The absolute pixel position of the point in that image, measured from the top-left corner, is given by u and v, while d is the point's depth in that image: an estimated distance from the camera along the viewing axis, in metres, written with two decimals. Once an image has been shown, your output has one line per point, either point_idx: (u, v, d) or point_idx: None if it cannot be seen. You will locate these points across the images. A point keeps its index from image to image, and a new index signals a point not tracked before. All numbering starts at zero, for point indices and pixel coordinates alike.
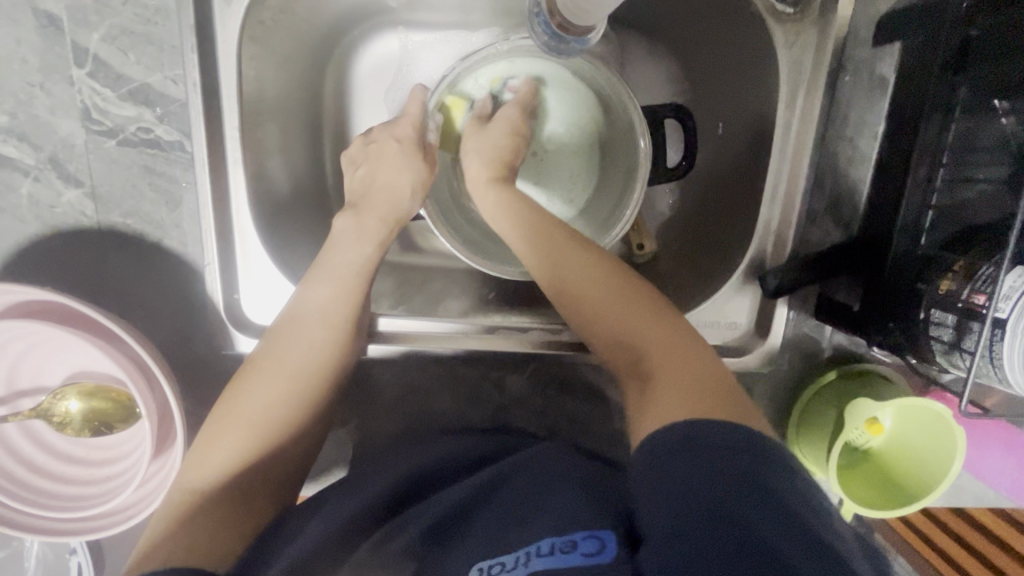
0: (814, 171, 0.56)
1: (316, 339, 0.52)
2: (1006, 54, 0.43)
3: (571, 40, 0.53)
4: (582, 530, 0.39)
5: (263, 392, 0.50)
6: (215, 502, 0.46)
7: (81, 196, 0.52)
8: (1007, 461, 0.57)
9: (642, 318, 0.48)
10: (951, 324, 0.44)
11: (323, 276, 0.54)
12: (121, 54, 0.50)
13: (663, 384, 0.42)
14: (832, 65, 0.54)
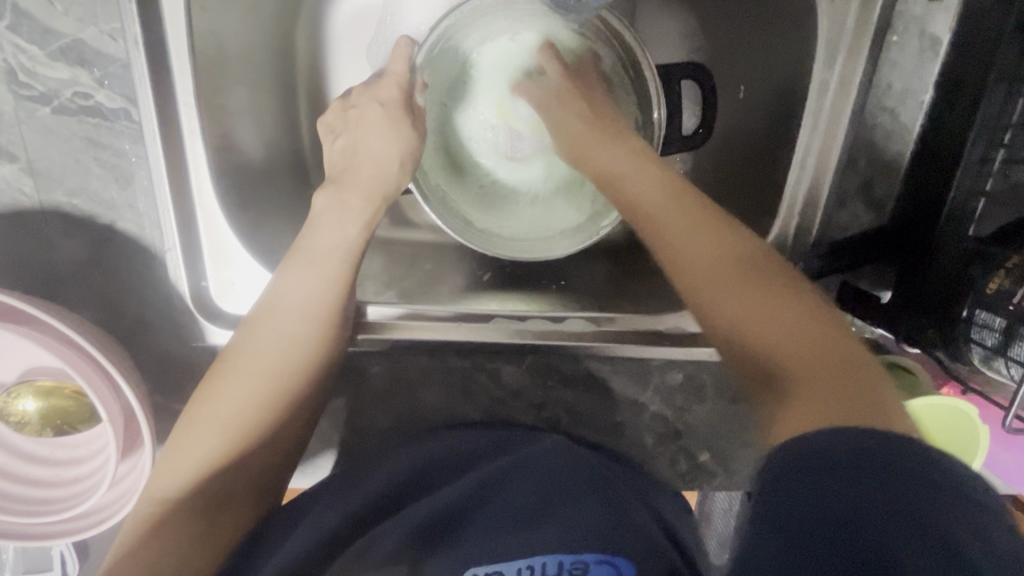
0: (850, 144, 0.50)
1: (297, 332, 0.47)
2: None
3: None
4: (593, 554, 0.41)
5: (240, 390, 0.46)
6: (182, 511, 0.42)
7: (16, 171, 0.46)
8: None
9: (778, 320, 0.36)
10: (998, 328, 0.40)
11: (300, 262, 0.48)
12: (47, 4, 0.42)
13: (799, 389, 0.33)
14: (879, 22, 0.47)
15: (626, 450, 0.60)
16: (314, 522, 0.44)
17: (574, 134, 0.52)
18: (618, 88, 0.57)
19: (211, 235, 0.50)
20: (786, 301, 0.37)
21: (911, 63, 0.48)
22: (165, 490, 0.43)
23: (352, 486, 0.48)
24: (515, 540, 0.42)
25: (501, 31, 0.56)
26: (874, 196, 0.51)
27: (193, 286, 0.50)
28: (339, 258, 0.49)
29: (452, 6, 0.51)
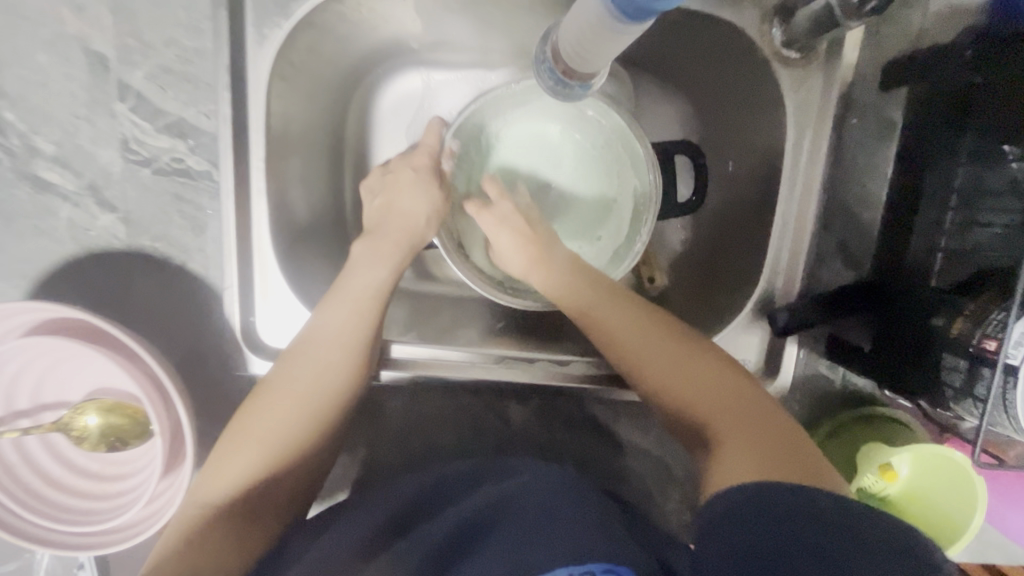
0: (823, 210, 0.56)
1: (332, 363, 0.53)
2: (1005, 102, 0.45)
3: (574, 85, 0.51)
4: (601, 564, 0.41)
5: (281, 417, 0.51)
6: (225, 518, 0.48)
7: (115, 220, 0.55)
8: None
9: (688, 381, 0.51)
10: (964, 368, 0.43)
11: (339, 300, 0.55)
12: (160, 91, 0.53)
13: (736, 446, 0.45)
14: (838, 107, 0.54)
15: (632, 496, 0.62)
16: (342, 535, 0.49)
17: (518, 258, 0.59)
18: (619, 159, 0.66)
19: (264, 278, 0.57)
20: (703, 363, 0.51)
21: (872, 142, 0.55)
22: (211, 499, 0.48)
23: (374, 502, 0.53)
24: (536, 555, 0.43)
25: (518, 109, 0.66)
26: (851, 255, 0.56)
27: (243, 320, 0.57)
28: (371, 299, 0.56)
29: (478, 94, 0.61)
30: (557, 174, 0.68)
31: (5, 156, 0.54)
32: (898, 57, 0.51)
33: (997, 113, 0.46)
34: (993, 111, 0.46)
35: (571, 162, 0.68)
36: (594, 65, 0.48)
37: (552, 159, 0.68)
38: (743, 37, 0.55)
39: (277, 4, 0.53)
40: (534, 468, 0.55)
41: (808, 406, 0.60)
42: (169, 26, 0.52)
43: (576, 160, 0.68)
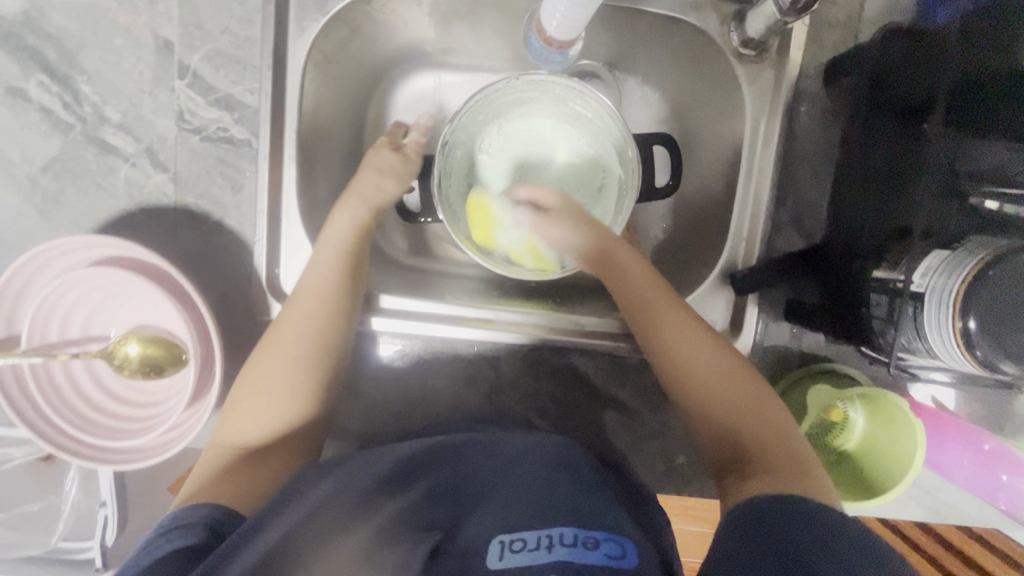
0: (776, 189, 0.64)
1: (307, 306, 0.61)
2: (918, 73, 0.53)
3: (553, 51, 0.60)
4: (603, 533, 0.47)
5: (283, 365, 0.60)
6: (245, 457, 0.58)
7: (165, 179, 0.64)
8: (965, 454, 0.60)
9: (734, 407, 0.56)
10: (885, 303, 0.50)
11: (319, 249, 0.63)
12: (214, 71, 0.63)
13: (763, 472, 0.51)
14: (787, 98, 0.63)
15: (609, 443, 0.70)
16: (345, 479, 0.55)
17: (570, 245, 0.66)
18: (606, 141, 0.74)
19: (289, 235, 0.65)
20: (754, 394, 0.56)
21: (819, 130, 0.64)
22: (231, 437, 0.59)
23: (372, 458, 0.59)
24: (540, 514, 0.50)
25: (514, 95, 0.72)
26: (803, 227, 0.65)
27: (269, 271, 0.65)
28: (342, 252, 0.63)
29: (476, 90, 0.67)
30: (552, 163, 0.76)
31: (79, 122, 0.64)
32: (838, 55, 0.61)
33: (908, 86, 0.53)
34: (905, 85, 0.54)
35: (565, 152, 0.76)
36: (571, 33, 0.56)
37: (547, 149, 0.76)
38: (708, 41, 0.64)
39: (314, 2, 0.63)
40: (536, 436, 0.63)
41: (768, 363, 0.67)
42: (225, 18, 0.63)
43: (570, 151, 0.76)
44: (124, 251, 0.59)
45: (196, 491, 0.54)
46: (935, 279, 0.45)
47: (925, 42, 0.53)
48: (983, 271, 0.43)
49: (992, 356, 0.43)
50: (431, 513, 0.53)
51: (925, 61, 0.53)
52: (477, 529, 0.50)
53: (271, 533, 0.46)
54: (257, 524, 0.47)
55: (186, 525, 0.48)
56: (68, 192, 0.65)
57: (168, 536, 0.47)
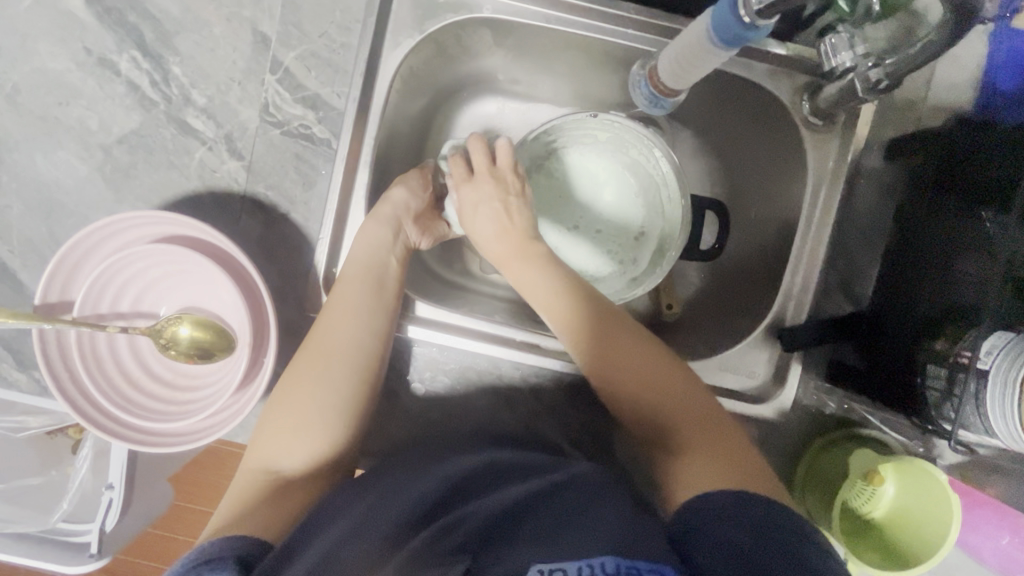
0: (829, 251, 0.67)
1: (352, 324, 0.61)
2: (983, 160, 0.57)
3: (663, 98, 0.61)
4: (646, 563, 0.44)
5: (318, 383, 0.59)
6: (286, 487, 0.56)
7: (239, 167, 0.65)
8: (1000, 533, 0.62)
9: (647, 387, 0.58)
10: (943, 376, 0.52)
11: (351, 265, 0.63)
12: (306, 71, 0.65)
13: (694, 450, 0.54)
14: (849, 170, 0.66)
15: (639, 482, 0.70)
16: (369, 521, 0.51)
17: (501, 246, 0.64)
18: (653, 193, 0.74)
19: (353, 236, 0.66)
20: (666, 366, 0.59)
21: (874, 201, 0.66)
22: (270, 463, 0.57)
23: (396, 492, 0.56)
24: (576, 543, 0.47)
25: (577, 136, 0.73)
26: (852, 293, 0.67)
27: (327, 269, 0.65)
28: (374, 271, 0.63)
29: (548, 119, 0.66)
30: (600, 200, 0.76)
31: (163, 101, 0.64)
32: (902, 135, 0.65)
33: (974, 173, 0.57)
34: (970, 172, 0.57)
35: (614, 192, 0.76)
36: (688, 83, 0.58)
37: (596, 188, 0.76)
38: (780, 107, 0.67)
39: (413, 20, 0.65)
40: (567, 469, 0.58)
41: (806, 420, 0.68)
42: (325, 23, 0.65)
43: (618, 192, 0.76)
44: (196, 231, 0.60)
45: (232, 522, 0.51)
46: (999, 356, 0.46)
47: (985, 134, 0.58)
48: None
49: None
50: (464, 533, 0.51)
51: (991, 153, 0.56)
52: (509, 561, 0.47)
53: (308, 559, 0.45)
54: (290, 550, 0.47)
55: (218, 558, 0.44)
56: (139, 166, 0.65)
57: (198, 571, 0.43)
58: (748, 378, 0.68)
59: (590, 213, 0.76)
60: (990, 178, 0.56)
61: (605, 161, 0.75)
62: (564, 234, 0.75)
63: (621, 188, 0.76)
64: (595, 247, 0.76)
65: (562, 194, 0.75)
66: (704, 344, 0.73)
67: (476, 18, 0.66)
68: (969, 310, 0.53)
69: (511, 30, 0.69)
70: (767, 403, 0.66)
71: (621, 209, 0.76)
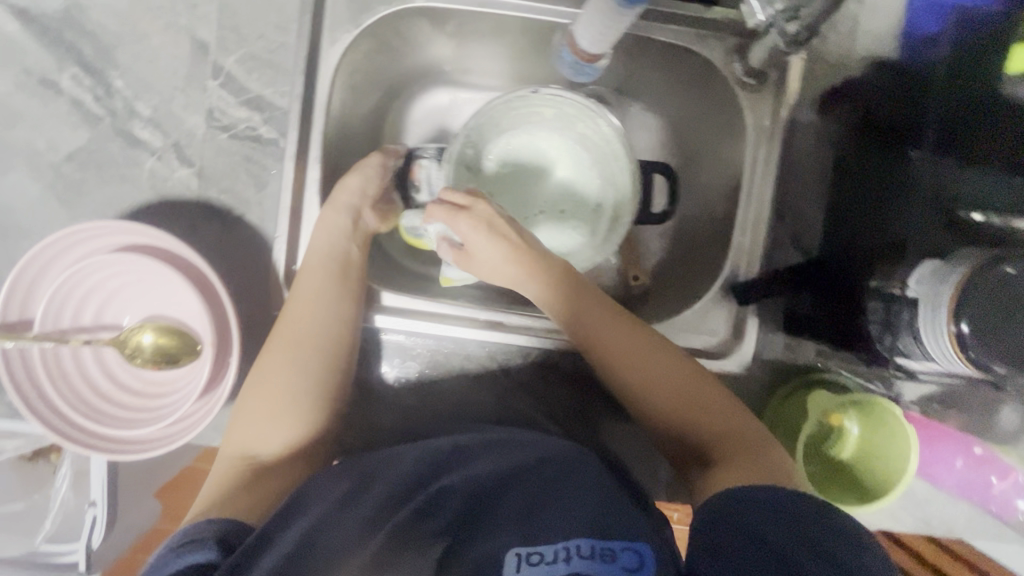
0: (775, 205, 0.68)
1: (315, 311, 0.62)
2: (900, 99, 0.60)
3: (583, 65, 0.64)
4: (620, 543, 0.50)
5: (287, 371, 0.60)
6: (262, 472, 0.57)
7: (190, 174, 0.66)
8: (954, 457, 0.65)
9: (670, 392, 0.58)
10: (881, 308, 0.54)
11: (310, 255, 0.64)
12: (247, 73, 0.66)
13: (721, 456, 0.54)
14: (786, 124, 0.68)
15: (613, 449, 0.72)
16: (353, 501, 0.53)
17: (506, 264, 0.60)
18: (609, 163, 0.73)
19: (309, 232, 0.66)
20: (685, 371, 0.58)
21: (813, 153, 0.68)
22: (247, 449, 0.58)
23: (373, 474, 0.57)
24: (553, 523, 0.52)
25: (526, 114, 0.73)
26: (801, 244, 0.69)
27: (286, 266, 0.66)
28: (336, 255, 0.64)
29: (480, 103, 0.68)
30: (554, 178, 0.77)
31: (109, 115, 0.65)
32: (831, 87, 0.67)
33: (897, 110, 0.60)
34: (895, 109, 0.60)
35: (566, 168, 0.76)
36: (603, 49, 0.61)
37: (549, 167, 0.77)
38: (714, 70, 0.69)
39: (348, 15, 0.66)
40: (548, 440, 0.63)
41: (769, 371, 0.70)
42: (262, 25, 0.66)
43: (574, 167, 0.76)
44: (150, 240, 0.60)
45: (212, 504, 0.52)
46: (925, 286, 0.49)
47: (900, 76, 0.61)
48: (982, 267, 0.47)
49: (981, 357, 0.47)
50: (445, 512, 0.54)
51: (905, 92, 0.60)
52: (492, 538, 0.52)
53: (283, 544, 0.46)
54: (266, 535, 0.47)
55: (197, 540, 0.46)
56: (91, 182, 0.65)
57: (180, 551, 0.45)
58: (708, 337, 0.69)
59: (547, 192, 0.77)
60: (909, 111, 0.59)
61: (553, 138, 0.75)
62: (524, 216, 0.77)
63: (579, 163, 0.76)
64: (555, 225, 0.77)
65: (517, 177, 0.77)
66: (666, 307, 0.74)
67: (411, 8, 0.67)
68: (897, 242, 0.57)
69: (447, 18, 0.70)
70: (729, 358, 0.68)
71: (578, 183, 0.76)
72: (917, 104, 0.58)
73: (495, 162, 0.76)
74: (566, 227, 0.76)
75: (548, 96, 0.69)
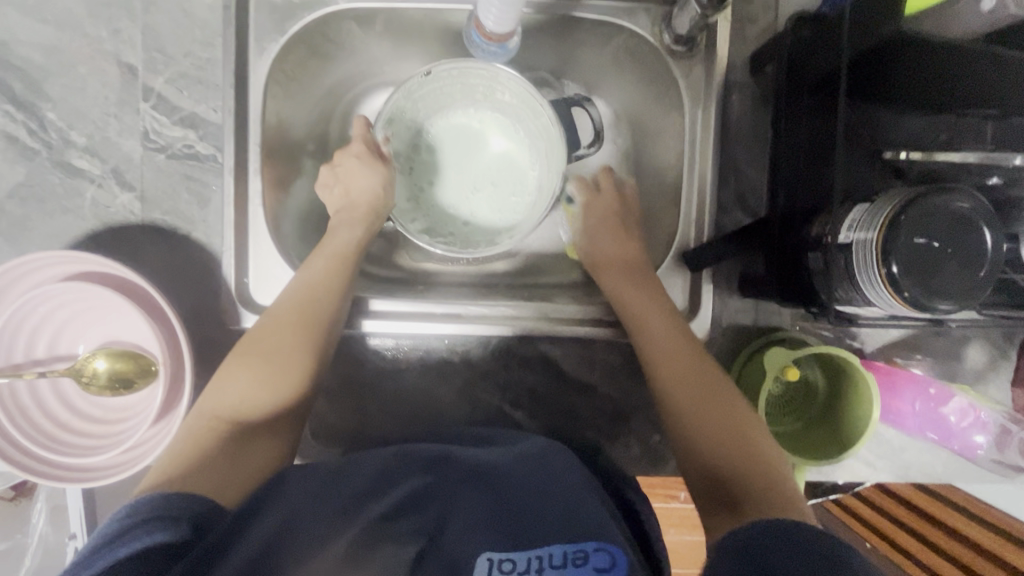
0: (718, 170, 0.68)
1: (323, 299, 0.62)
2: (818, 45, 0.58)
3: (494, 45, 0.65)
4: (593, 543, 0.49)
5: (280, 350, 0.60)
6: (233, 439, 0.55)
7: (132, 198, 0.66)
8: (917, 401, 0.64)
9: (703, 432, 0.59)
10: (821, 260, 0.54)
11: (320, 254, 0.65)
12: (178, 92, 0.66)
13: (749, 506, 0.53)
14: (720, 88, 0.68)
15: (582, 431, 0.73)
16: (330, 488, 0.52)
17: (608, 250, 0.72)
18: (537, 130, 0.74)
19: (256, 244, 0.67)
20: (732, 413, 0.59)
21: (748, 114, 0.69)
22: (225, 412, 0.57)
23: (354, 461, 0.57)
24: (534, 531, 0.52)
25: (447, 94, 0.74)
26: (746, 205, 0.69)
27: (237, 280, 0.66)
28: (343, 257, 0.66)
29: (395, 89, 0.68)
30: (488, 151, 0.78)
31: (45, 148, 0.65)
32: (759, 47, 0.67)
33: (819, 56, 0.58)
34: (817, 55, 0.59)
35: (499, 138, 0.77)
36: (508, 27, 0.62)
37: (480, 139, 0.78)
38: (644, 42, 0.69)
39: (273, 24, 0.66)
40: (531, 442, 0.63)
41: (728, 336, 0.70)
42: (187, 43, 0.66)
43: (503, 138, 0.77)
44: (94, 267, 0.60)
45: (184, 472, 0.51)
46: (854, 229, 0.50)
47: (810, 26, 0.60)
48: (910, 200, 0.47)
49: (916, 296, 0.47)
50: (410, 521, 0.53)
51: (815, 43, 0.59)
52: (460, 546, 0.51)
53: (258, 534, 0.45)
54: (245, 517, 0.47)
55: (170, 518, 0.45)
56: (34, 217, 0.66)
57: (149, 528, 0.44)
58: None
59: (484, 167, 0.78)
60: (824, 58, 0.57)
61: (483, 114, 0.77)
62: (465, 196, 0.78)
63: (507, 134, 0.77)
64: (496, 199, 0.77)
65: (452, 158, 0.78)
66: None
67: (335, 10, 0.67)
68: (829, 195, 0.56)
69: (373, 18, 0.69)
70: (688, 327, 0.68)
71: (511, 154, 0.78)
72: (828, 52, 0.57)
73: (427, 148, 0.78)
74: (507, 199, 0.77)
75: (460, 70, 0.69)
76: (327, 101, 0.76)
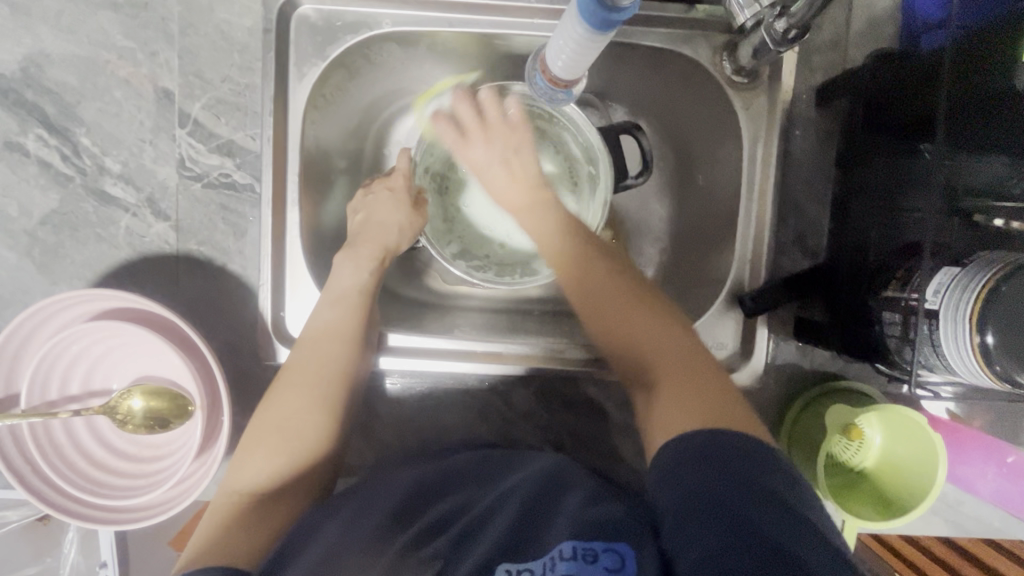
0: (777, 210, 0.65)
1: (328, 351, 0.60)
2: (901, 89, 0.56)
3: (559, 91, 0.60)
4: (601, 543, 0.43)
5: (297, 406, 0.58)
6: (257, 506, 0.54)
7: (167, 228, 0.64)
8: (986, 466, 0.61)
9: (633, 333, 0.54)
10: (900, 320, 0.51)
11: (326, 298, 0.62)
12: (216, 119, 0.63)
13: (673, 393, 0.50)
14: (781, 123, 0.64)
15: (624, 476, 0.70)
16: (356, 524, 0.52)
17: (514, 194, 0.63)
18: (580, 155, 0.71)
19: (293, 277, 0.64)
20: (651, 311, 0.55)
21: (811, 150, 0.65)
22: (244, 484, 0.55)
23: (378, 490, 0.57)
24: (542, 535, 0.46)
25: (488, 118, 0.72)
26: (806, 246, 0.65)
27: (274, 315, 0.64)
28: (363, 299, 0.62)
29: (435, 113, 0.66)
30: None
31: (78, 174, 0.63)
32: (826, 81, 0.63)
33: (908, 98, 0.56)
34: (905, 99, 0.56)
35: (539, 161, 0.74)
36: (576, 72, 0.57)
37: None
38: (703, 72, 0.65)
39: (314, 49, 0.63)
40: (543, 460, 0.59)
41: (782, 383, 0.67)
42: (225, 67, 0.63)
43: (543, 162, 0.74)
44: (129, 303, 0.58)
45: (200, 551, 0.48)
46: (947, 294, 0.46)
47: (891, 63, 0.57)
48: (1006, 274, 0.44)
49: (1009, 370, 0.44)
50: (437, 542, 0.49)
51: (898, 88, 0.56)
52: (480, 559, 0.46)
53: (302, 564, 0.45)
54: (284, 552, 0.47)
55: None
56: (67, 245, 0.64)
57: None
58: (716, 350, 0.66)
59: None
60: (914, 107, 0.55)
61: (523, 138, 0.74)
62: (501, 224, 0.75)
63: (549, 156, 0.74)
64: None
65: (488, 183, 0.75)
66: None
67: (379, 34, 0.64)
68: (909, 247, 0.54)
69: (417, 41, 0.66)
70: (741, 373, 0.65)
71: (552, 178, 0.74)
72: (915, 101, 0.55)
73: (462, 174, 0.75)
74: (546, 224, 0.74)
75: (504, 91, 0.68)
76: (363, 125, 0.73)
